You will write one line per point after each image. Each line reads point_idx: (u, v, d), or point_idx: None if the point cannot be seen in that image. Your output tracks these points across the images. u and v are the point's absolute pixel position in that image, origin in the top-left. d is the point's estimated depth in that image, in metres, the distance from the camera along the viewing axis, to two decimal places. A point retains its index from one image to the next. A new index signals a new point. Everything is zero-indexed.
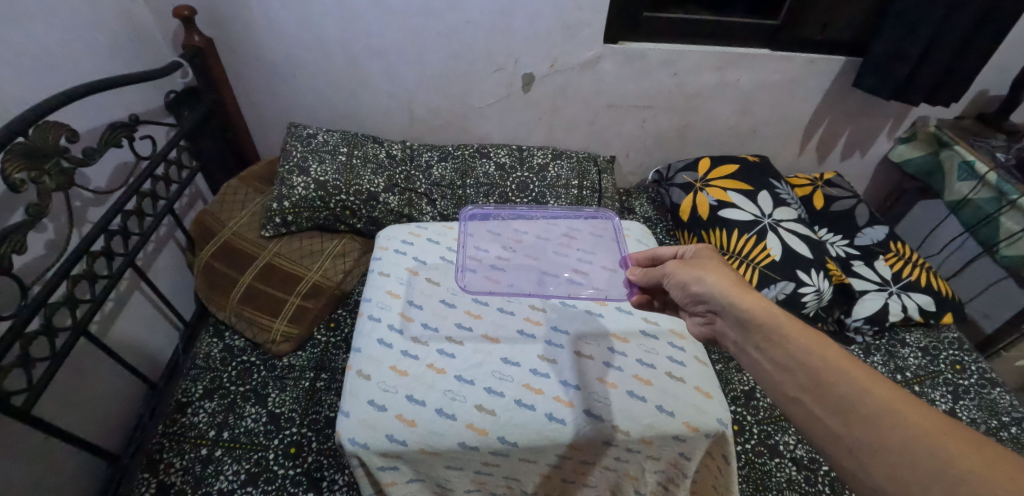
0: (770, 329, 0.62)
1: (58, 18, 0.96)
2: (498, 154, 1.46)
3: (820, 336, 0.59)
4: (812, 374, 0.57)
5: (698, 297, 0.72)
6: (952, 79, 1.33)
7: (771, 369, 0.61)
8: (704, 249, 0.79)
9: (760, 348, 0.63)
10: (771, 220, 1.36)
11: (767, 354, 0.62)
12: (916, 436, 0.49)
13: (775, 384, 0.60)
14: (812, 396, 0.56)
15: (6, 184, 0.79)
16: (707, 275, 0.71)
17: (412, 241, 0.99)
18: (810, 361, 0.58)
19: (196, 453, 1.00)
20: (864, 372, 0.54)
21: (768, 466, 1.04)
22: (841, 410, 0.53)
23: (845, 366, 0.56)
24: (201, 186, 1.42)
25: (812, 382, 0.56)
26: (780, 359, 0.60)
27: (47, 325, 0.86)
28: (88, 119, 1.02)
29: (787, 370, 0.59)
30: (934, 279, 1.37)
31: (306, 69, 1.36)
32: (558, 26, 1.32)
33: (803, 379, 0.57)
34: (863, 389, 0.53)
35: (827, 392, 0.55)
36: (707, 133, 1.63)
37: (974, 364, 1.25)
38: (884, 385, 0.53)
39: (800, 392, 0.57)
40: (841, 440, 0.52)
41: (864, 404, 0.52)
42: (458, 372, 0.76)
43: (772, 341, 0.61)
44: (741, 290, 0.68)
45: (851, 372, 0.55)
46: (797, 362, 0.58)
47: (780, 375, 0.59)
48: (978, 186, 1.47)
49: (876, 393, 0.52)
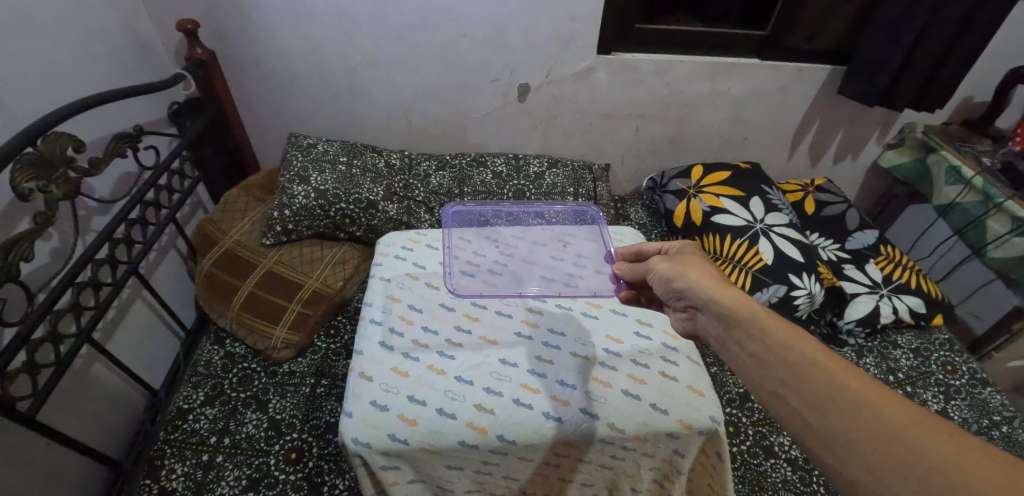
0: (751, 324, 0.64)
1: (65, 33, 0.99)
2: (495, 162, 1.49)
3: (797, 331, 0.61)
4: (790, 368, 0.58)
5: (679, 292, 0.75)
6: (936, 86, 1.36)
7: (751, 364, 0.62)
8: (687, 245, 0.82)
9: (740, 344, 0.65)
10: (763, 224, 1.38)
11: (747, 349, 0.63)
12: (890, 428, 0.51)
13: (753, 379, 0.61)
14: (790, 391, 0.57)
15: (15, 193, 0.81)
16: (686, 270, 0.75)
17: (412, 247, 1.01)
18: (789, 357, 0.59)
19: (197, 459, 1.01)
20: (840, 366, 0.56)
21: (763, 467, 1.06)
22: (818, 405, 0.55)
23: (822, 361, 0.57)
24: (202, 196, 1.44)
25: (790, 376, 0.58)
26: (760, 354, 0.62)
27: (52, 331, 0.88)
28: (94, 129, 1.04)
29: (766, 365, 0.61)
30: (924, 281, 1.40)
31: (307, 80, 1.39)
32: (553, 38, 1.35)
33: (782, 374, 0.59)
34: (839, 384, 0.55)
35: (805, 387, 0.56)
36: (700, 141, 1.66)
37: (965, 365, 1.27)
38: (860, 379, 0.55)
39: (778, 387, 0.59)
40: (818, 432, 0.54)
41: (840, 398, 0.54)
42: (457, 373, 0.78)
43: (751, 335, 0.63)
44: (720, 286, 0.71)
45: (827, 366, 0.57)
46: (776, 358, 0.60)
47: (760, 370, 0.61)
48: (965, 190, 1.51)
49: (852, 387, 0.54)
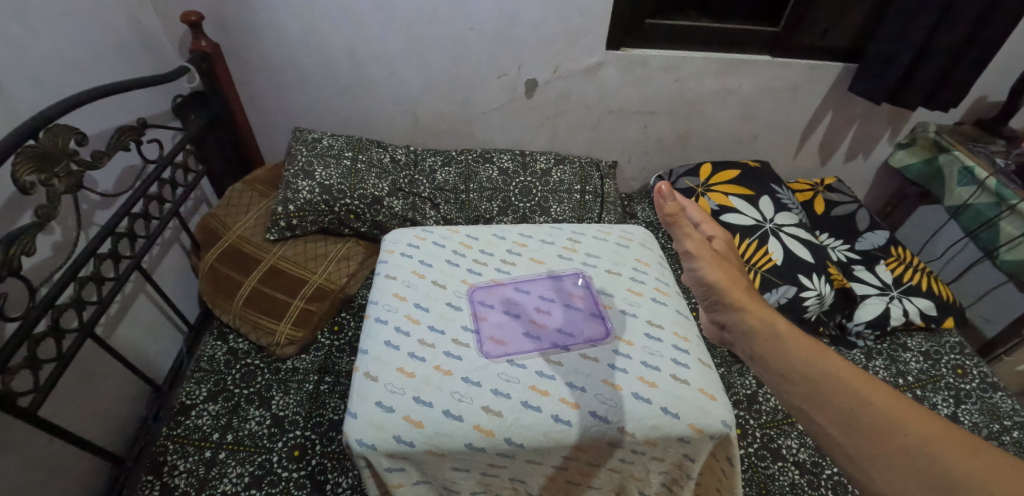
0: (771, 340, 0.63)
1: (67, 25, 0.98)
2: (501, 159, 1.47)
3: (816, 344, 0.60)
4: (812, 383, 0.57)
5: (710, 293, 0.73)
6: (950, 84, 1.34)
7: (774, 379, 0.61)
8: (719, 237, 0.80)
9: (761, 359, 0.63)
10: (773, 224, 1.36)
11: (769, 365, 0.62)
12: (916, 444, 0.50)
13: (777, 394, 0.60)
14: (812, 406, 0.56)
15: (17, 186, 0.80)
16: (700, 265, 0.74)
17: (418, 244, 0.99)
18: (809, 371, 0.58)
19: (200, 455, 1.01)
20: (862, 379, 0.55)
21: (771, 470, 1.05)
22: (842, 421, 0.54)
23: (843, 375, 0.56)
24: (207, 190, 1.43)
25: (811, 392, 0.57)
26: (780, 369, 0.60)
27: (54, 326, 0.87)
28: (97, 122, 1.03)
29: (787, 380, 0.59)
30: (935, 283, 1.38)
31: (312, 74, 1.37)
32: (561, 33, 1.33)
33: (805, 390, 0.57)
34: (861, 399, 0.54)
35: (828, 402, 0.55)
36: (709, 139, 1.64)
37: (976, 369, 1.25)
38: (882, 392, 0.54)
39: (801, 403, 0.57)
40: (846, 452, 0.53)
41: (864, 414, 0.53)
42: (464, 374, 0.76)
43: (773, 351, 0.62)
44: (740, 289, 0.71)
45: (849, 381, 0.55)
46: (797, 372, 0.59)
47: (783, 385, 0.60)
48: (977, 191, 1.48)
49: (874, 401, 0.53)
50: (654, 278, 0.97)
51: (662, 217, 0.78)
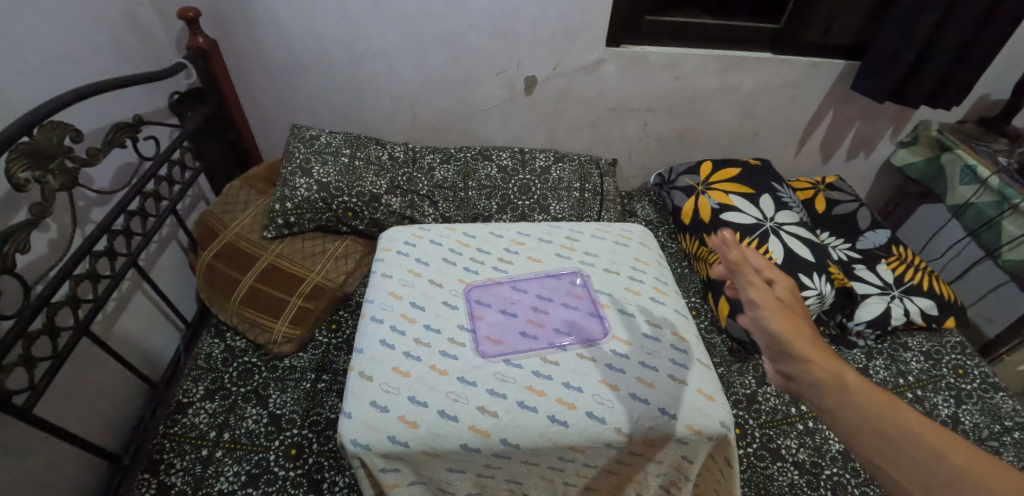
0: (841, 392, 0.57)
1: (62, 21, 0.97)
2: (500, 156, 1.47)
3: (889, 397, 0.55)
4: (892, 442, 0.52)
5: (778, 346, 0.64)
6: (953, 83, 1.33)
7: (845, 434, 0.55)
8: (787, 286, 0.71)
9: (829, 411, 0.57)
10: (773, 223, 1.35)
11: (838, 419, 0.56)
12: None
13: (853, 452, 0.54)
14: (895, 468, 0.51)
15: (12, 184, 0.80)
16: (764, 314, 0.66)
17: (415, 242, 0.98)
18: (886, 426, 0.53)
19: (196, 454, 1.00)
20: (948, 439, 0.50)
21: (769, 470, 1.04)
22: (930, 486, 0.49)
23: (924, 432, 0.51)
24: (204, 187, 1.42)
25: (894, 452, 0.51)
26: (852, 422, 0.55)
27: (50, 324, 0.87)
28: (93, 119, 1.02)
29: (862, 436, 0.54)
30: (937, 283, 1.37)
31: (310, 70, 1.36)
32: (561, 29, 1.32)
33: (884, 449, 0.52)
34: (951, 462, 0.49)
35: (913, 465, 0.50)
36: (709, 137, 1.63)
37: (976, 369, 1.25)
38: (974, 454, 0.49)
39: (882, 463, 0.52)
40: None
41: (958, 479, 0.48)
42: (460, 374, 0.76)
43: (843, 403, 0.56)
44: (812, 344, 0.63)
45: (933, 440, 0.51)
46: (874, 429, 0.53)
47: (857, 441, 0.54)
48: (980, 190, 1.47)
49: (965, 464, 0.48)
50: (652, 277, 0.96)
51: (724, 263, 0.73)
